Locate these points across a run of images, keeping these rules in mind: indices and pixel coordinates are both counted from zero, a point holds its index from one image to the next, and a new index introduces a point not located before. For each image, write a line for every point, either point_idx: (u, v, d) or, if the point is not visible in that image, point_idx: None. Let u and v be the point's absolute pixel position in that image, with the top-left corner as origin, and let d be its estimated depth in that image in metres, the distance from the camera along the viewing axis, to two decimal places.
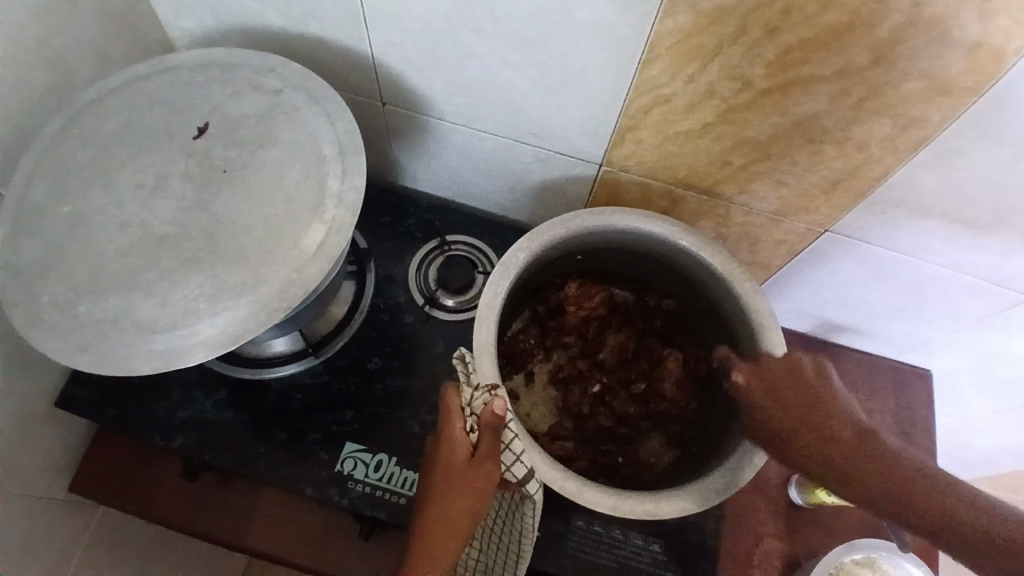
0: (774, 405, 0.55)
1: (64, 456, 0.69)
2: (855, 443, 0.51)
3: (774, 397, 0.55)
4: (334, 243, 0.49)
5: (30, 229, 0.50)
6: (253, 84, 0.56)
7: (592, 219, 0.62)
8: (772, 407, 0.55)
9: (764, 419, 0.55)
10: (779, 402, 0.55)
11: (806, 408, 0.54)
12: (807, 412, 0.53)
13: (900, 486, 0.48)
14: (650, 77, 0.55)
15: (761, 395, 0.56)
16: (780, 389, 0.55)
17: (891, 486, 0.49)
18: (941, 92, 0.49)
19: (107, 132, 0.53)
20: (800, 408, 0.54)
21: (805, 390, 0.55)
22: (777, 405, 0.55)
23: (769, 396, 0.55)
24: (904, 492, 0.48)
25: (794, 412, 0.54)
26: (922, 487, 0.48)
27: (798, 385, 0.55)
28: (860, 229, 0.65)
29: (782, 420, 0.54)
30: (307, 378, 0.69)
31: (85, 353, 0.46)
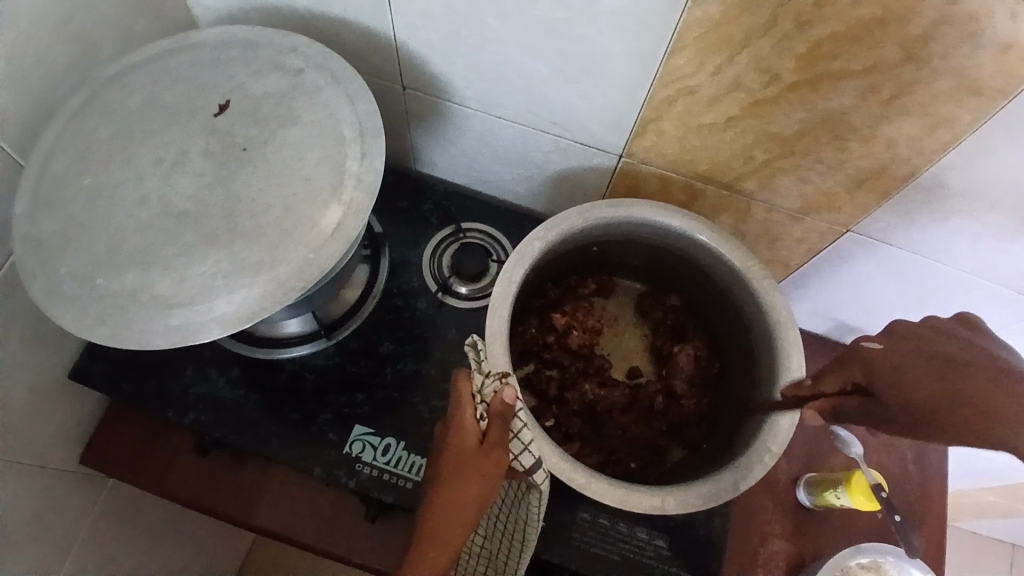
0: (900, 363, 0.52)
1: (78, 428, 0.70)
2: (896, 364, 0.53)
3: (905, 360, 0.52)
4: (352, 224, 0.49)
5: (50, 200, 0.50)
6: (275, 63, 0.55)
7: (609, 210, 0.62)
8: (913, 374, 0.51)
9: (905, 381, 0.51)
10: (921, 370, 0.50)
11: (926, 368, 0.50)
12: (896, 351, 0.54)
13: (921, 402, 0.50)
14: (676, 67, 0.54)
15: (888, 361, 0.54)
16: (914, 351, 0.52)
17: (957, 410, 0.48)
18: (971, 92, 0.48)
19: (129, 107, 0.53)
20: (943, 372, 0.49)
21: (931, 355, 0.51)
22: (911, 366, 0.51)
23: (892, 355, 0.53)
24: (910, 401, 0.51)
25: (925, 376, 0.50)
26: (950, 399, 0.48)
27: (929, 347, 0.52)
28: (882, 229, 0.64)
29: (910, 386, 0.51)
30: (320, 359, 0.69)
31: (103, 325, 0.46)
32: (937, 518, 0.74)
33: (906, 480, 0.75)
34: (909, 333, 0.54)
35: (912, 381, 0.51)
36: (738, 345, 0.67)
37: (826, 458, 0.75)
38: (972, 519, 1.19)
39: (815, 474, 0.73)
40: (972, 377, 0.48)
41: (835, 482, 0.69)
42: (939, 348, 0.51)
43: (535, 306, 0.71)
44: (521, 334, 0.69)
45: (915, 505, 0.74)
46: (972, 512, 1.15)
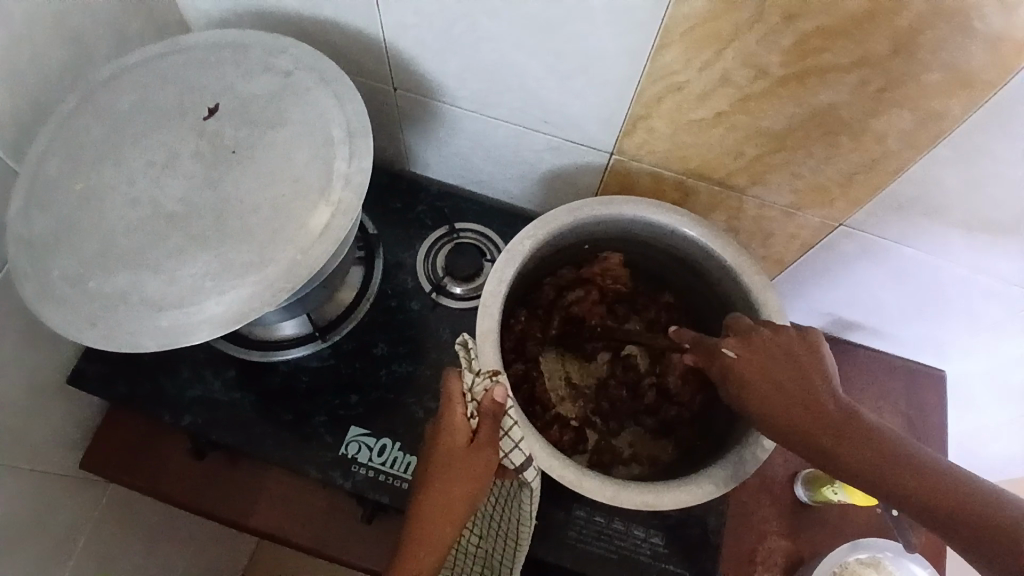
0: (763, 385, 0.53)
1: (75, 430, 0.70)
2: (833, 420, 0.50)
3: (763, 380, 0.53)
4: (341, 224, 0.49)
5: (42, 203, 0.50)
6: (264, 65, 0.56)
7: (600, 208, 0.62)
8: (763, 393, 0.53)
9: (772, 407, 0.52)
10: (777, 395, 0.52)
11: (807, 397, 0.51)
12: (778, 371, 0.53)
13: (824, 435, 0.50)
14: (665, 63, 0.54)
15: (748, 368, 0.54)
16: (779, 373, 0.53)
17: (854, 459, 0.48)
18: (961, 84, 0.48)
19: (120, 111, 0.54)
20: (808, 401, 0.51)
21: (814, 391, 0.52)
22: (772, 387, 0.53)
23: (751, 365, 0.54)
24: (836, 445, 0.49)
25: (797, 397, 0.52)
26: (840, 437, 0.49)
27: (786, 368, 0.53)
28: (875, 224, 0.64)
29: (773, 401, 0.52)
30: (315, 361, 0.69)
31: (94, 327, 0.46)
32: None
33: None
34: (766, 347, 0.55)
35: (784, 403, 0.52)
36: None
37: None
38: None
39: (813, 470, 0.73)
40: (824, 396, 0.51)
41: (832, 478, 0.69)
42: (797, 382, 0.52)
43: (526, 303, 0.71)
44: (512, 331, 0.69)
45: None
46: None
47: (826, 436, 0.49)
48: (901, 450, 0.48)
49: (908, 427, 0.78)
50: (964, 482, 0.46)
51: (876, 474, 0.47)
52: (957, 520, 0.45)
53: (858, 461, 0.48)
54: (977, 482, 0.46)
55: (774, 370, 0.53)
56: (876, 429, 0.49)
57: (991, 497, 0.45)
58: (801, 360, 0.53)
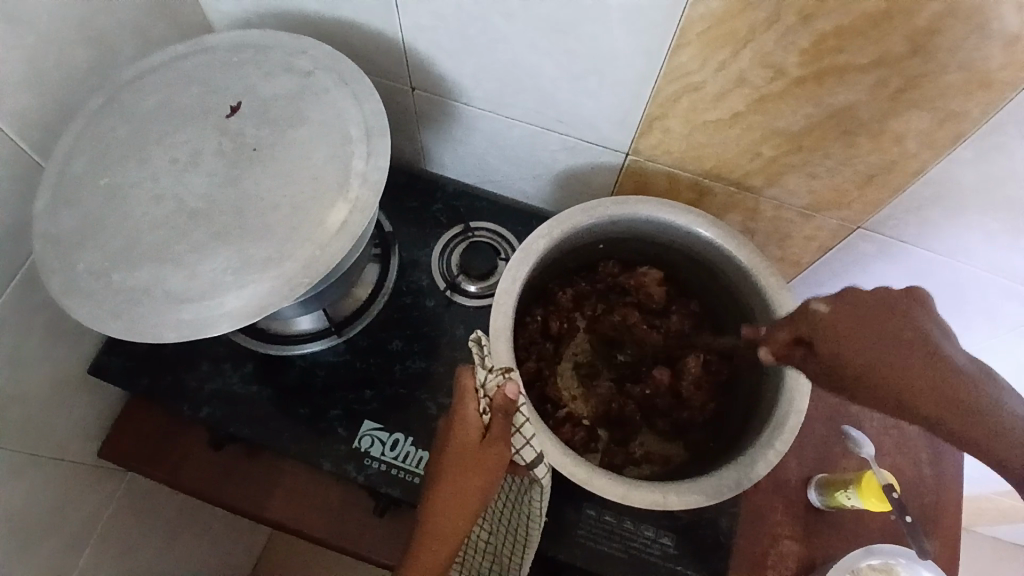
0: (871, 346, 0.47)
1: (97, 421, 0.72)
2: (956, 390, 0.45)
3: (872, 340, 0.47)
4: (358, 220, 0.50)
5: (69, 200, 0.52)
6: (285, 65, 0.57)
7: (615, 207, 0.62)
8: (873, 354, 0.47)
9: (882, 372, 0.46)
10: (893, 357, 0.46)
11: (919, 360, 0.46)
12: (890, 331, 0.47)
13: (949, 405, 0.45)
14: (680, 63, 0.54)
15: (850, 330, 0.48)
16: (887, 333, 0.47)
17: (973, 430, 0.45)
18: (980, 84, 0.48)
19: (144, 110, 0.55)
20: (932, 368, 0.45)
21: (929, 355, 0.46)
22: (882, 351, 0.47)
23: (851, 325, 0.48)
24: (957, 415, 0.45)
25: (908, 359, 0.46)
26: (964, 406, 0.45)
27: (896, 327, 0.47)
28: (894, 226, 0.63)
29: (884, 365, 0.46)
30: (331, 356, 0.70)
31: (117, 319, 0.48)
32: (953, 521, 0.73)
33: (920, 483, 0.74)
34: (864, 302, 0.49)
35: (897, 368, 0.46)
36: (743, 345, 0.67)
37: (837, 460, 0.74)
38: (994, 525, 1.16)
39: (827, 474, 0.72)
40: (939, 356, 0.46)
41: (846, 483, 0.68)
42: (915, 343, 0.46)
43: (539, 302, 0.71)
44: (525, 330, 0.70)
45: (930, 509, 0.73)
46: (992, 518, 1.12)
47: (942, 405, 0.45)
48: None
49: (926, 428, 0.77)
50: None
51: (992, 447, 0.45)
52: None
53: (971, 432, 0.45)
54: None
55: (880, 327, 0.47)
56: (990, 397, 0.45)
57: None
58: (911, 317, 0.47)
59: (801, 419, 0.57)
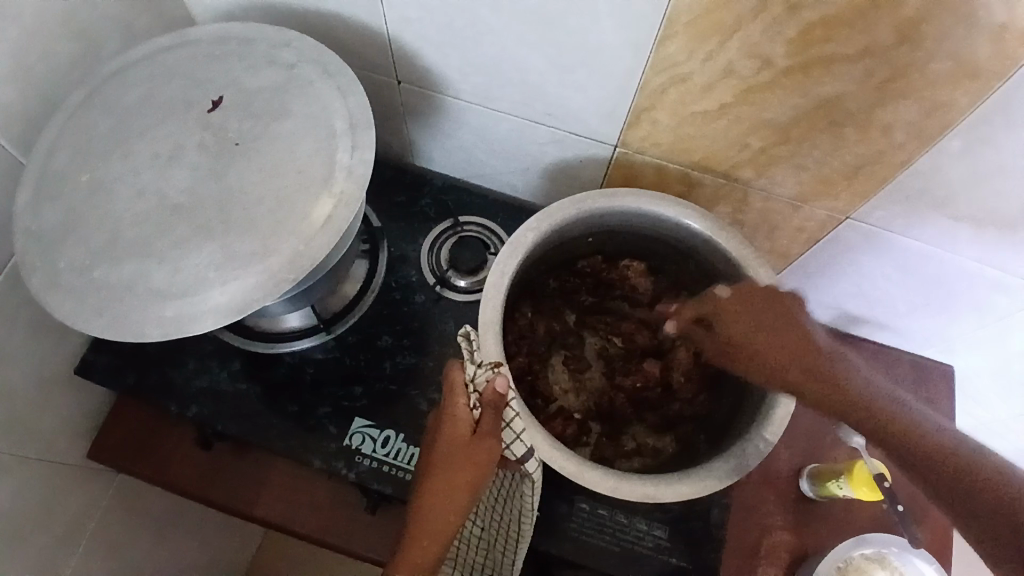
0: (753, 327, 0.60)
1: (84, 421, 0.71)
2: (808, 359, 0.58)
3: (749, 321, 0.60)
4: (343, 215, 0.50)
5: (50, 196, 0.51)
6: (269, 58, 0.56)
7: (603, 200, 0.62)
8: (750, 329, 0.60)
9: (768, 356, 0.59)
10: (761, 335, 0.60)
11: (798, 347, 0.59)
12: (775, 313, 0.59)
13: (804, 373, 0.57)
14: (668, 54, 0.54)
15: (739, 314, 0.60)
16: (780, 327, 0.59)
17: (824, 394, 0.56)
18: (966, 74, 0.48)
19: (126, 104, 0.54)
20: (791, 343, 0.59)
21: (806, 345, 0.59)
22: (760, 332, 0.60)
23: (742, 309, 0.59)
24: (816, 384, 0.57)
25: (789, 346, 0.59)
26: (816, 372, 0.57)
27: (775, 309, 0.59)
28: (882, 218, 0.63)
29: (769, 351, 0.59)
30: (320, 352, 0.70)
31: (100, 317, 0.47)
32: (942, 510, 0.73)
33: None
34: (765, 298, 0.58)
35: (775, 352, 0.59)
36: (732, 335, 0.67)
37: (828, 450, 0.74)
38: None
39: (818, 465, 0.72)
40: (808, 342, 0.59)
41: (837, 473, 0.68)
42: (785, 320, 0.60)
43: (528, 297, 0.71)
44: (514, 325, 0.69)
45: (919, 498, 0.74)
46: None
47: (810, 378, 0.57)
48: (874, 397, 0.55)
49: None
50: (933, 425, 0.52)
51: (847, 410, 0.55)
52: (935, 464, 0.50)
53: (834, 397, 0.56)
54: (942, 427, 0.52)
55: (775, 325, 0.59)
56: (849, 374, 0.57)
57: (960, 446, 0.50)
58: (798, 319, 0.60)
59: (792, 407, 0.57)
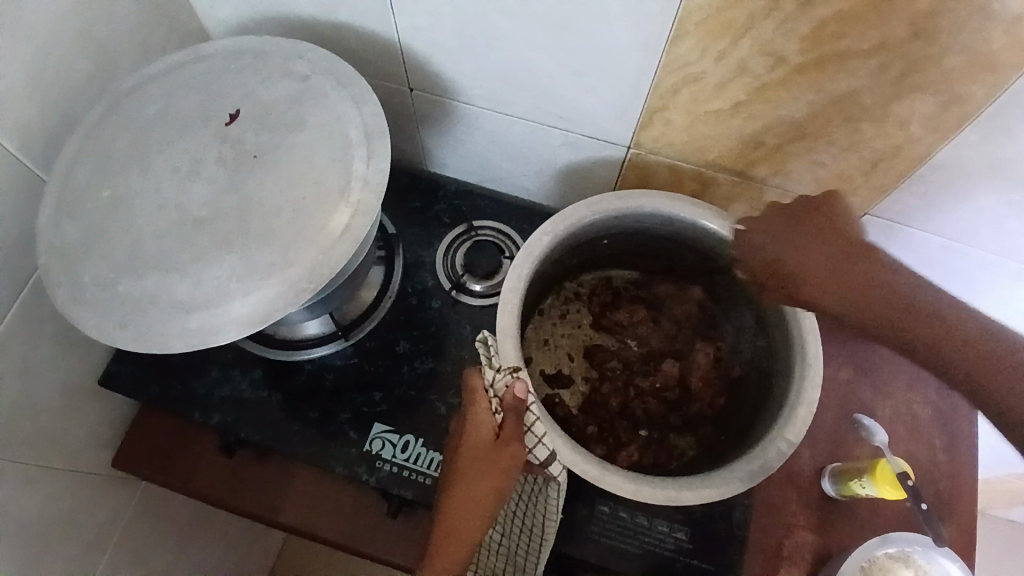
0: (787, 248, 0.60)
1: (108, 431, 0.72)
2: (857, 278, 0.54)
3: (780, 245, 0.61)
4: (360, 224, 0.50)
5: (72, 211, 0.52)
6: (283, 70, 0.57)
7: (619, 202, 0.61)
8: (777, 252, 0.61)
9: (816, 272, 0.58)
10: (794, 254, 0.59)
11: (832, 258, 0.56)
12: (804, 231, 0.60)
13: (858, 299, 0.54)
14: (679, 54, 0.53)
15: (767, 239, 0.62)
16: (807, 235, 0.59)
17: (898, 320, 0.52)
18: (982, 67, 0.47)
19: (145, 118, 0.55)
20: (840, 260, 0.56)
21: (836, 244, 0.57)
22: (799, 248, 0.59)
23: (766, 234, 0.62)
24: (884, 314, 0.52)
25: (814, 257, 0.57)
26: (870, 296, 0.53)
27: (811, 229, 0.59)
28: (901, 213, 0.63)
29: (790, 265, 0.59)
30: (339, 360, 0.71)
31: (125, 329, 0.48)
32: (968, 508, 0.72)
33: (934, 469, 0.73)
34: (789, 217, 0.62)
35: (823, 265, 0.57)
36: (755, 335, 0.66)
37: (850, 448, 0.74)
38: (1011, 508, 1.14)
39: (841, 464, 0.72)
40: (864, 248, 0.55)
41: (860, 472, 0.67)
42: (825, 232, 0.58)
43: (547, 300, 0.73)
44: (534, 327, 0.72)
45: (945, 494, 0.73)
46: (1008, 501, 1.10)
47: (847, 284, 0.54)
48: (943, 316, 0.51)
49: (938, 418, 0.75)
50: (970, 326, 0.50)
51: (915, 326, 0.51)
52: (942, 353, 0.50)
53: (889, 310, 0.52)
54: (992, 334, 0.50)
55: (806, 238, 0.59)
56: (901, 275, 0.53)
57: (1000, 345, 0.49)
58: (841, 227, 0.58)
59: (814, 407, 0.57)
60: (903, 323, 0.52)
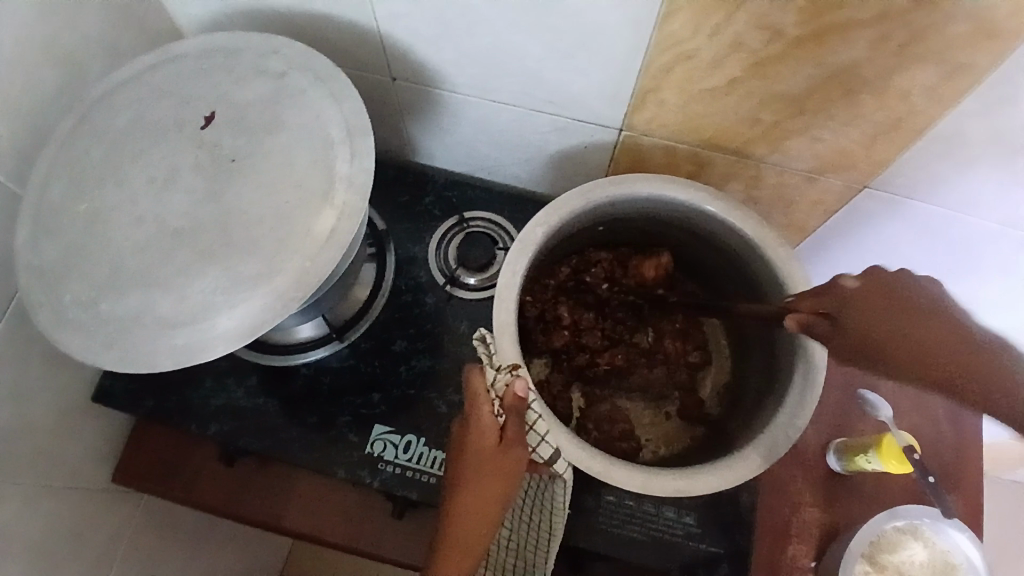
0: (878, 315, 0.50)
1: (105, 447, 0.70)
2: (952, 352, 0.48)
3: (890, 321, 0.49)
4: (347, 227, 0.48)
5: (49, 229, 0.50)
6: (257, 68, 0.54)
7: (613, 188, 0.60)
8: (893, 328, 0.49)
9: (884, 326, 0.49)
10: (888, 322, 0.49)
11: (916, 330, 0.49)
12: (915, 326, 0.49)
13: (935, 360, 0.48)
14: (671, 32, 0.51)
15: (876, 308, 0.50)
16: (893, 311, 0.49)
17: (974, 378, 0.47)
18: (988, 33, 0.45)
19: (117, 127, 0.53)
20: (921, 335, 0.48)
21: (920, 314, 0.49)
22: (882, 344, 0.49)
23: (876, 311, 0.50)
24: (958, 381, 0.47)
25: (874, 316, 0.50)
26: (962, 364, 0.47)
27: (901, 321, 0.49)
28: (902, 185, 0.61)
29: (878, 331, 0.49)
30: (336, 361, 0.69)
31: (109, 350, 0.46)
32: (974, 477, 0.72)
33: (940, 443, 0.73)
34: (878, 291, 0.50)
35: (910, 333, 0.48)
36: (760, 342, 0.65)
37: (855, 424, 0.73)
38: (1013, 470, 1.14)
39: (845, 439, 0.71)
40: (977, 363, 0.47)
41: (865, 447, 0.67)
42: (881, 304, 0.50)
43: (549, 277, 0.68)
44: (531, 305, 0.67)
45: (951, 467, 0.72)
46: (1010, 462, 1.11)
47: (926, 353, 0.48)
48: None
49: None
50: None
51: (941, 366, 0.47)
52: None
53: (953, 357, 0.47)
54: None
55: (913, 318, 0.49)
56: (976, 346, 0.48)
57: None
58: (911, 307, 0.49)
59: (820, 394, 0.56)
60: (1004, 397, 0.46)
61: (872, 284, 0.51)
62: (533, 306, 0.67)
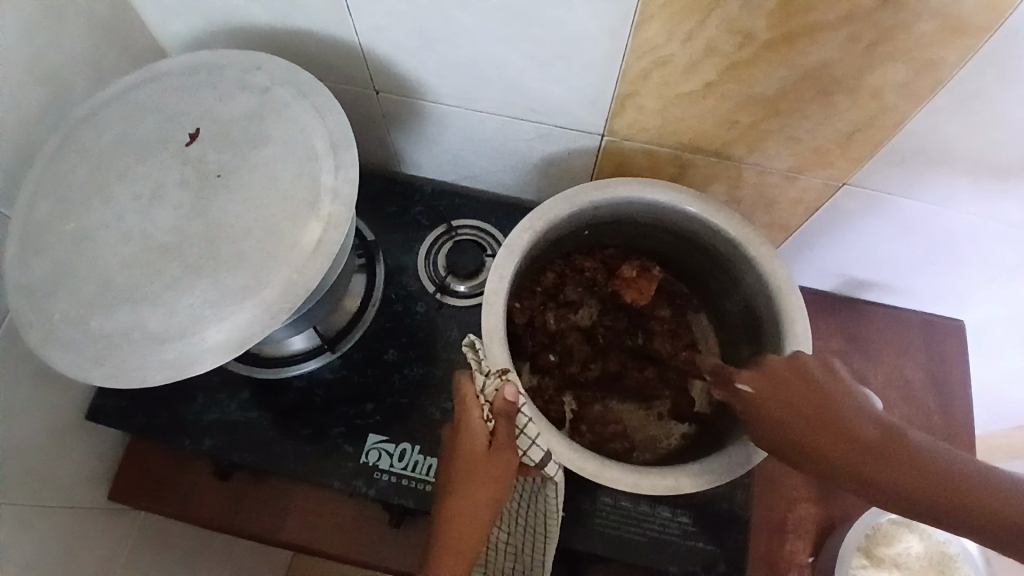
0: (777, 412, 0.52)
1: (99, 465, 0.70)
2: (864, 442, 0.48)
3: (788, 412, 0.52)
4: (333, 238, 0.49)
5: (38, 248, 0.50)
6: (240, 84, 0.55)
7: (597, 193, 0.60)
8: (791, 422, 0.51)
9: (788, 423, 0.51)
10: (786, 414, 0.52)
11: (815, 425, 0.50)
12: (815, 419, 0.50)
13: (846, 458, 0.48)
14: (646, 38, 0.52)
15: (773, 405, 0.53)
16: (789, 401, 0.52)
17: (895, 474, 0.46)
18: (955, 30, 0.46)
19: (104, 145, 0.53)
20: (822, 430, 0.49)
21: (817, 406, 0.51)
22: (790, 431, 0.51)
23: (771, 404, 0.53)
24: (875, 477, 0.47)
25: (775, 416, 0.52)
26: (870, 458, 0.47)
27: (799, 414, 0.51)
28: (880, 181, 0.62)
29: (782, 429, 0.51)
30: (328, 372, 0.69)
31: (101, 366, 0.47)
32: None
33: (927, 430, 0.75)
34: (782, 378, 0.54)
35: (811, 431, 0.50)
36: (748, 339, 0.66)
37: None
38: None
39: None
40: (888, 453, 0.47)
41: None
42: (783, 399, 0.52)
43: (536, 284, 0.70)
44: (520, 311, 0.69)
45: None
46: None
47: (833, 449, 0.49)
48: (959, 471, 0.45)
49: (928, 379, 0.77)
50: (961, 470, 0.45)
51: (853, 462, 0.47)
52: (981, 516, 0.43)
53: (853, 454, 0.48)
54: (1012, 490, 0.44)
55: (808, 411, 0.51)
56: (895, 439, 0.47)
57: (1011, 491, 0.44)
58: (808, 402, 0.51)
59: None
60: (939, 491, 0.45)
61: (769, 381, 0.54)
62: (522, 312, 0.69)
